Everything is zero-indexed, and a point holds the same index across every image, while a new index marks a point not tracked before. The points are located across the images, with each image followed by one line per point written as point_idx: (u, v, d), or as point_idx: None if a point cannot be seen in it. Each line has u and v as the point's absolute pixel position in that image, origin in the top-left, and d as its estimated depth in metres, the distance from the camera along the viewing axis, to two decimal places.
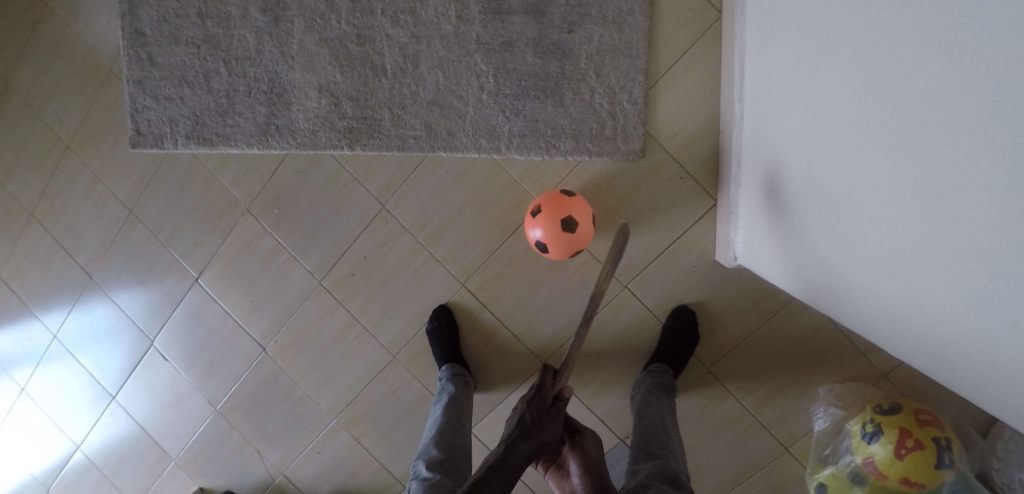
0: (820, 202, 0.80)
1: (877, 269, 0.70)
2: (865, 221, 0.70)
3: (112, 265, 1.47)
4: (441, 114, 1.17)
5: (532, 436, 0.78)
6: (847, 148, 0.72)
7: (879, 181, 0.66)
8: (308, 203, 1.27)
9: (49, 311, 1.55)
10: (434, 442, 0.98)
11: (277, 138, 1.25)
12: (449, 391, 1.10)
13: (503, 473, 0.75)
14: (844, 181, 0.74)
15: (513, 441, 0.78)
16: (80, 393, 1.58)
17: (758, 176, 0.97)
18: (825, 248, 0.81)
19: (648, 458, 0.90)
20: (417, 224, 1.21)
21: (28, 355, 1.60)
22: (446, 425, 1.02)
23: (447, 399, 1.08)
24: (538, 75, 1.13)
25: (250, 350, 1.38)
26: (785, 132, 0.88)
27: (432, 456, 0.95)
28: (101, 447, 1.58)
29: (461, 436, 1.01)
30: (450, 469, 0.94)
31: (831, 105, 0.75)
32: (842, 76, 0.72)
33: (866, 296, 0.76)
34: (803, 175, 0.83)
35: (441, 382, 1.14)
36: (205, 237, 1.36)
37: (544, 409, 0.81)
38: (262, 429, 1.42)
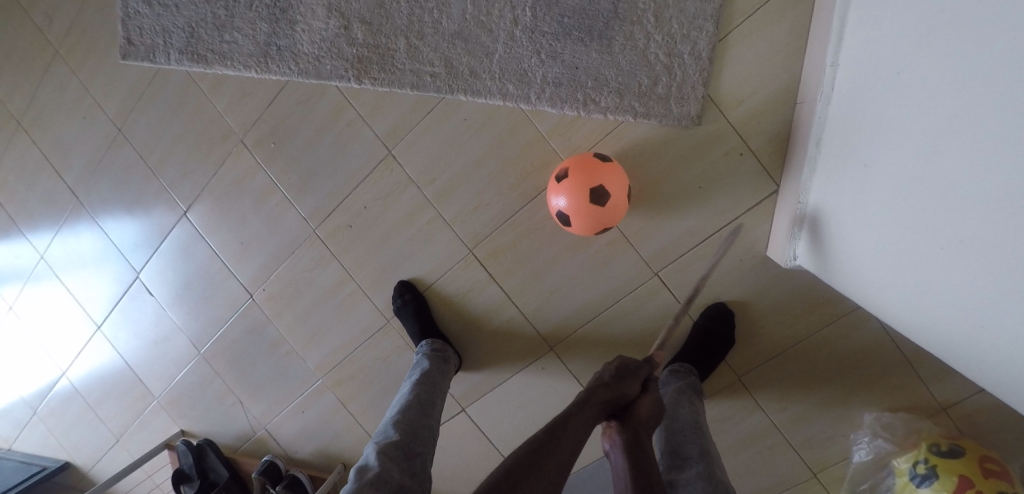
0: (916, 219, 0.63)
1: (989, 320, 0.55)
2: (981, 259, 0.54)
3: (100, 187, 1.36)
4: (464, 49, 0.99)
5: (615, 389, 0.74)
6: (961, 140, 0.55)
7: (1005, 187, 0.49)
8: (307, 140, 1.13)
9: (36, 230, 1.47)
10: (394, 422, 0.87)
11: (277, 61, 1.09)
12: (422, 367, 1.00)
13: (575, 424, 0.70)
14: (949, 183, 0.57)
15: (593, 386, 0.74)
16: (66, 318, 1.51)
17: (839, 166, 0.78)
18: (916, 276, 0.64)
19: (683, 467, 0.76)
20: (426, 177, 1.06)
21: (16, 272, 1.53)
22: (412, 404, 0.91)
23: (419, 375, 0.98)
24: (585, 11, 0.94)
25: (237, 296, 1.27)
26: (884, 119, 0.69)
27: (388, 438, 0.84)
28: (86, 376, 1.53)
29: (427, 417, 0.90)
30: (406, 453, 0.82)
31: (949, 79, 0.57)
32: (970, 41, 0.54)
33: (967, 342, 0.61)
34: (895, 168, 0.66)
35: (417, 358, 1.04)
36: (195, 167, 1.24)
37: (626, 365, 0.77)
38: (246, 378, 1.33)
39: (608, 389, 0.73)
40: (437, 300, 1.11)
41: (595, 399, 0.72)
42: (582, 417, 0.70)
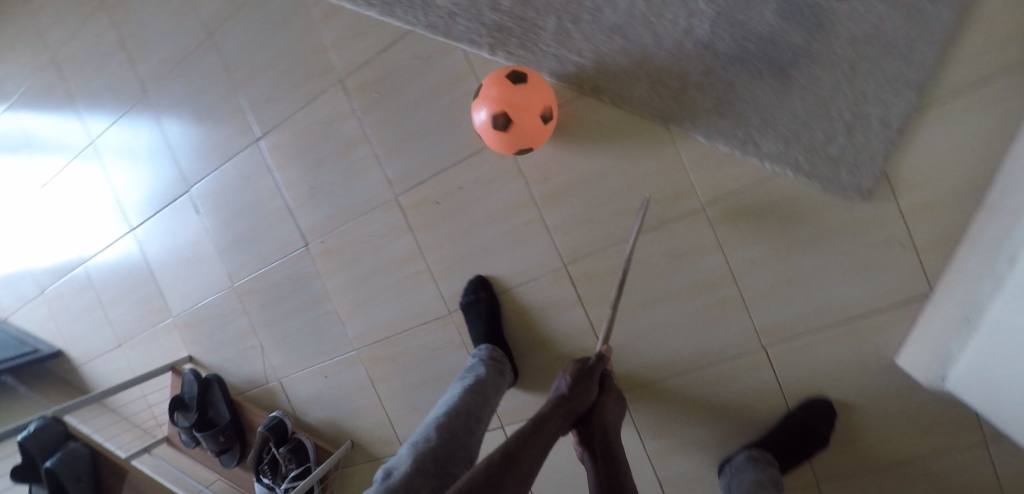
0: None
1: None
2: None
3: (171, 88, 1.25)
4: (621, 47, 0.88)
5: (573, 401, 0.74)
6: None
7: None
8: (415, 98, 1.02)
9: (96, 111, 1.36)
10: (436, 426, 0.75)
11: (406, 8, 0.99)
12: (478, 374, 0.90)
13: (540, 440, 0.68)
14: None
15: (555, 400, 0.73)
16: (101, 209, 1.41)
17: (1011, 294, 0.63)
18: None
19: None
20: (538, 173, 0.96)
21: (62, 149, 1.43)
22: (459, 412, 0.78)
23: (472, 381, 0.87)
24: (772, 42, 0.81)
25: (290, 240, 1.18)
26: None
27: (428, 443, 0.72)
28: (106, 272, 1.42)
29: (471, 433, 0.77)
30: (440, 470, 0.69)
31: None
32: None
33: None
34: None
35: (473, 363, 0.94)
36: (281, 95, 1.12)
37: (579, 370, 0.76)
38: (275, 327, 1.24)
39: (566, 398, 0.73)
40: (509, 305, 1.02)
41: (558, 411, 0.71)
42: (548, 428, 0.70)
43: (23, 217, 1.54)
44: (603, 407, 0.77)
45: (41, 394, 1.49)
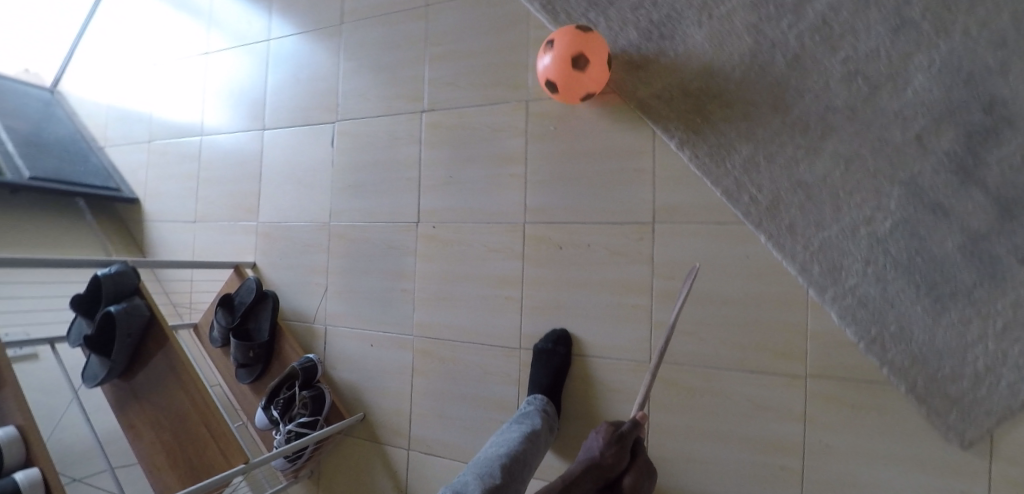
0: None
1: None
2: None
3: (362, 30, 1.30)
4: (801, 203, 0.91)
5: (604, 468, 0.79)
6: None
7: None
8: (585, 150, 1.06)
9: (283, 16, 1.42)
10: (498, 465, 0.81)
11: (620, 71, 1.02)
12: (533, 424, 0.93)
13: None
14: None
15: (587, 463, 0.79)
16: (242, 95, 1.47)
17: None
18: None
19: None
20: (666, 270, 0.99)
21: (235, 32, 1.50)
22: (518, 457, 0.84)
23: (528, 431, 0.91)
24: (941, 267, 0.84)
25: (403, 210, 1.22)
26: None
27: (490, 482, 0.79)
28: (216, 154, 1.48)
29: (523, 480, 0.84)
30: None
31: None
32: None
33: None
34: None
35: (527, 410, 0.97)
36: (464, 86, 1.17)
37: (612, 436, 0.81)
38: (348, 278, 1.27)
39: (598, 463, 0.79)
40: (578, 369, 1.04)
41: (586, 475, 0.77)
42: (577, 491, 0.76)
43: (171, 64, 1.61)
44: (632, 477, 0.81)
45: (104, 231, 1.58)
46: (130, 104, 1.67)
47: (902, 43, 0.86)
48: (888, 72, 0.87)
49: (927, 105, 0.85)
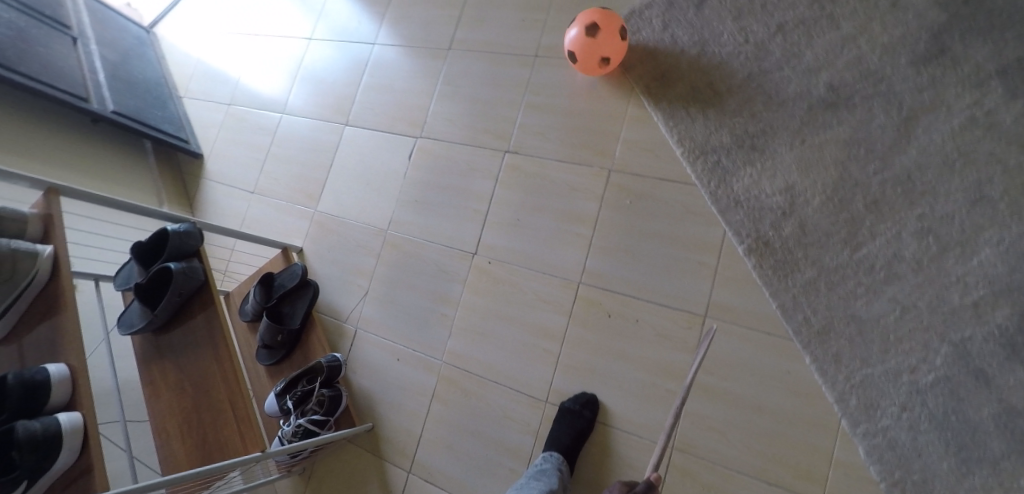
0: None
1: None
2: None
3: (467, 63, 1.37)
4: (851, 336, 0.95)
5: None
6: None
7: None
8: (654, 231, 1.10)
9: (392, 29, 1.52)
10: None
11: (705, 167, 1.09)
12: (551, 485, 0.93)
13: None
14: None
15: None
16: (334, 90, 1.55)
17: None
18: None
19: None
20: (708, 364, 1.02)
21: (343, 30, 1.62)
22: None
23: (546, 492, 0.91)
24: (975, 431, 0.87)
25: (462, 238, 1.25)
26: None
27: None
28: (292, 134, 1.57)
29: None
30: None
31: None
32: None
33: None
34: None
35: (543, 469, 0.97)
36: (552, 140, 1.23)
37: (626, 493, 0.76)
38: (392, 288, 1.30)
39: None
40: (598, 437, 1.05)
41: None
42: None
43: (268, 42, 1.77)
44: None
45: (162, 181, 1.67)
46: (220, 65, 1.84)
47: (977, 215, 0.93)
48: (960, 238, 0.93)
49: (989, 277, 0.91)
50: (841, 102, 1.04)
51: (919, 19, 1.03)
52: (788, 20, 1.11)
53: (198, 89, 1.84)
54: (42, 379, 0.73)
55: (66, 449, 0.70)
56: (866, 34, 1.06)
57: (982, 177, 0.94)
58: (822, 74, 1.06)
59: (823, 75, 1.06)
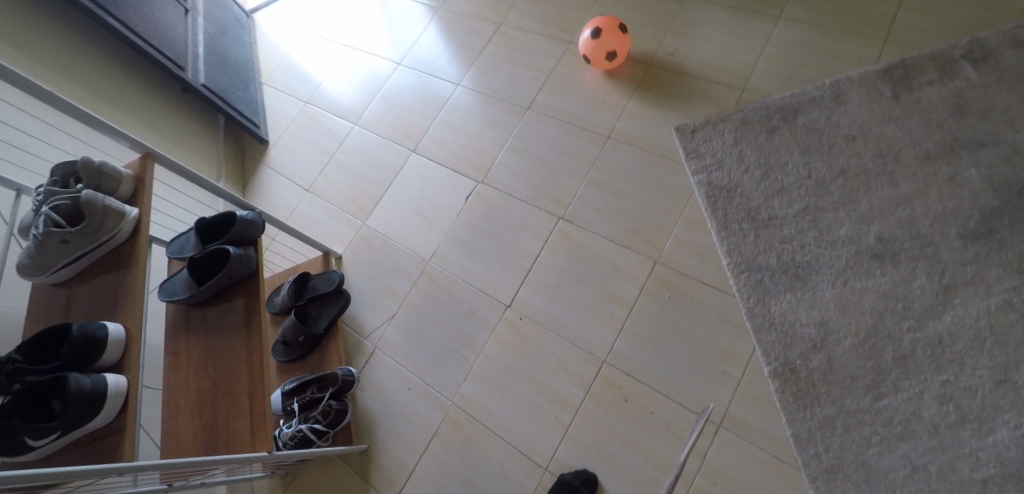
0: None
1: None
2: None
3: (542, 126, 1.45)
4: (859, 482, 0.95)
5: None
6: None
7: None
8: (686, 330, 1.14)
9: (479, 75, 1.61)
10: None
11: (747, 282, 1.14)
12: None
13: None
14: None
15: None
16: (410, 116, 1.63)
17: None
18: None
19: None
20: (711, 473, 1.02)
21: (431, 64, 1.71)
22: None
23: None
24: None
25: (499, 288, 1.30)
26: None
27: None
28: (360, 149, 1.64)
29: None
30: None
31: None
32: None
33: None
34: None
35: None
36: (607, 219, 1.29)
37: None
38: (420, 318, 1.33)
39: None
40: None
41: None
42: None
43: (356, 56, 1.87)
44: None
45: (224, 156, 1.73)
46: (306, 65, 1.94)
47: (1000, 394, 0.95)
48: (979, 413, 0.95)
49: (1004, 460, 0.91)
50: (887, 255, 1.09)
51: (973, 198, 1.10)
52: (852, 167, 1.19)
53: (281, 82, 1.93)
54: (101, 336, 0.76)
55: (103, 411, 0.72)
56: (921, 199, 1.13)
57: (1010, 359, 0.97)
58: (874, 225, 1.13)
59: (874, 225, 1.12)
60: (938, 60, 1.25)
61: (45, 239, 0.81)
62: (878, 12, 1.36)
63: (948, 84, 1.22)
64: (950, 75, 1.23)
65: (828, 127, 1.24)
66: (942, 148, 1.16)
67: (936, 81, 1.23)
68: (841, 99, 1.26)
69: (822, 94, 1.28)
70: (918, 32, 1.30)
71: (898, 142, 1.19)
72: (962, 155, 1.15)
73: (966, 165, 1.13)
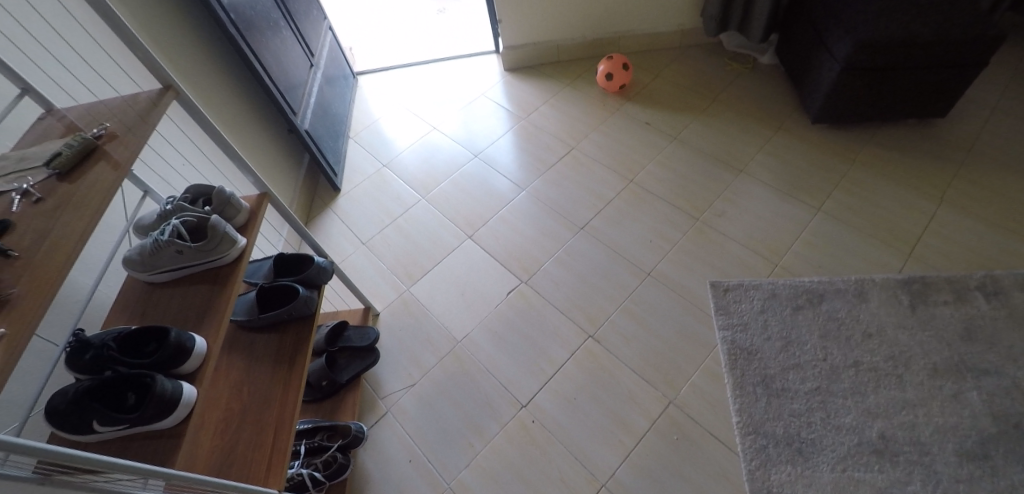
0: None
1: None
2: None
3: (591, 248, 1.60)
4: None
5: None
6: None
7: None
8: (686, 476, 1.19)
9: (544, 187, 1.80)
10: None
11: (752, 444, 1.20)
12: None
13: None
14: None
15: None
16: (473, 205, 1.80)
17: None
18: None
19: None
20: None
21: (504, 163, 1.91)
22: None
23: None
24: None
25: (519, 386, 1.37)
26: None
27: None
28: (422, 220, 1.79)
29: None
30: None
31: None
32: None
33: None
34: None
35: None
36: (633, 349, 1.39)
37: None
38: (438, 394, 1.40)
39: None
40: None
41: None
42: None
43: (438, 137, 2.08)
44: None
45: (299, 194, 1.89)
46: (391, 133, 2.15)
47: None
48: None
49: None
50: (888, 454, 1.16)
51: (973, 419, 1.18)
52: (865, 361, 1.29)
53: (365, 142, 2.14)
54: (189, 346, 0.85)
55: (171, 415, 0.80)
56: (924, 407, 1.21)
57: None
58: (878, 421, 1.20)
59: (878, 422, 1.20)
60: (954, 285, 1.39)
61: (165, 246, 0.93)
62: (906, 228, 1.53)
63: (960, 308, 1.35)
64: (963, 301, 1.36)
65: (848, 319, 1.36)
66: (949, 365, 1.26)
67: (951, 303, 1.36)
68: (863, 297, 1.39)
69: (847, 289, 1.41)
70: (939, 256, 1.46)
71: (910, 349, 1.30)
72: (967, 376, 1.24)
73: (969, 387, 1.23)
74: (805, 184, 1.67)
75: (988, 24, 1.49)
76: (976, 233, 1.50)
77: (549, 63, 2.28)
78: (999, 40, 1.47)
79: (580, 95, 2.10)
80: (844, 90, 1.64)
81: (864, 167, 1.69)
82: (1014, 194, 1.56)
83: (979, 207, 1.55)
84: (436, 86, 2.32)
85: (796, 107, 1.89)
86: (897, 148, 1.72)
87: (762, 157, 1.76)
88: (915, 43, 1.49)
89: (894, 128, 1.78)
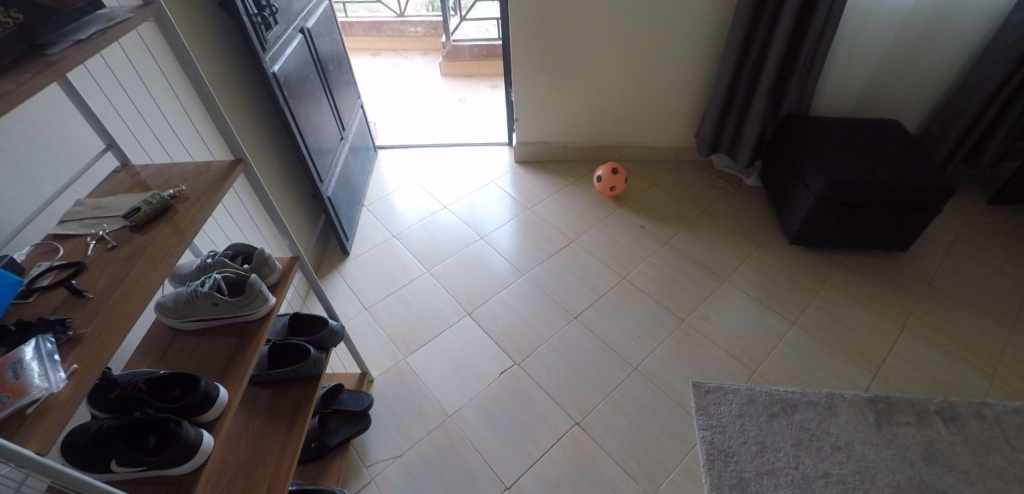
0: None
1: None
2: None
3: (582, 337, 1.70)
4: None
5: None
6: None
7: None
8: None
9: (543, 273, 1.92)
10: None
11: None
12: None
13: None
14: None
15: None
16: (475, 283, 1.91)
17: None
18: None
19: None
20: None
21: (507, 248, 2.05)
22: None
23: None
24: None
25: (504, 466, 1.40)
26: None
27: None
28: (426, 293, 1.89)
29: None
30: None
31: None
32: None
33: None
34: None
35: None
36: (616, 440, 1.44)
37: None
38: (424, 466, 1.42)
39: None
40: None
41: None
42: None
43: (448, 215, 2.23)
44: None
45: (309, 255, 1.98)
46: (404, 206, 2.30)
47: None
48: None
49: None
50: None
51: None
52: (834, 474, 1.36)
53: (379, 212, 2.28)
54: (214, 397, 0.90)
55: (188, 462, 0.84)
56: None
57: None
58: None
59: None
60: (915, 407, 1.50)
61: (203, 297, 1.01)
62: (872, 349, 1.66)
63: (922, 429, 1.45)
64: (923, 422, 1.46)
65: (819, 431, 1.44)
66: (911, 484, 1.34)
67: (913, 423, 1.46)
68: (833, 410, 1.49)
69: (818, 402, 1.51)
70: (902, 378, 1.58)
71: (875, 465, 1.38)
72: None
73: None
74: (781, 298, 1.82)
75: (941, 177, 1.72)
76: (935, 359, 1.63)
77: (556, 160, 2.50)
78: (950, 192, 1.69)
79: (582, 193, 2.30)
80: (818, 218, 1.85)
81: (834, 288, 1.86)
82: (968, 327, 1.72)
83: (936, 335, 1.70)
84: (449, 168, 2.51)
85: (775, 226, 2.09)
86: (864, 274, 1.90)
87: (744, 268, 1.92)
88: (878, 186, 1.71)
89: (861, 255, 1.97)
